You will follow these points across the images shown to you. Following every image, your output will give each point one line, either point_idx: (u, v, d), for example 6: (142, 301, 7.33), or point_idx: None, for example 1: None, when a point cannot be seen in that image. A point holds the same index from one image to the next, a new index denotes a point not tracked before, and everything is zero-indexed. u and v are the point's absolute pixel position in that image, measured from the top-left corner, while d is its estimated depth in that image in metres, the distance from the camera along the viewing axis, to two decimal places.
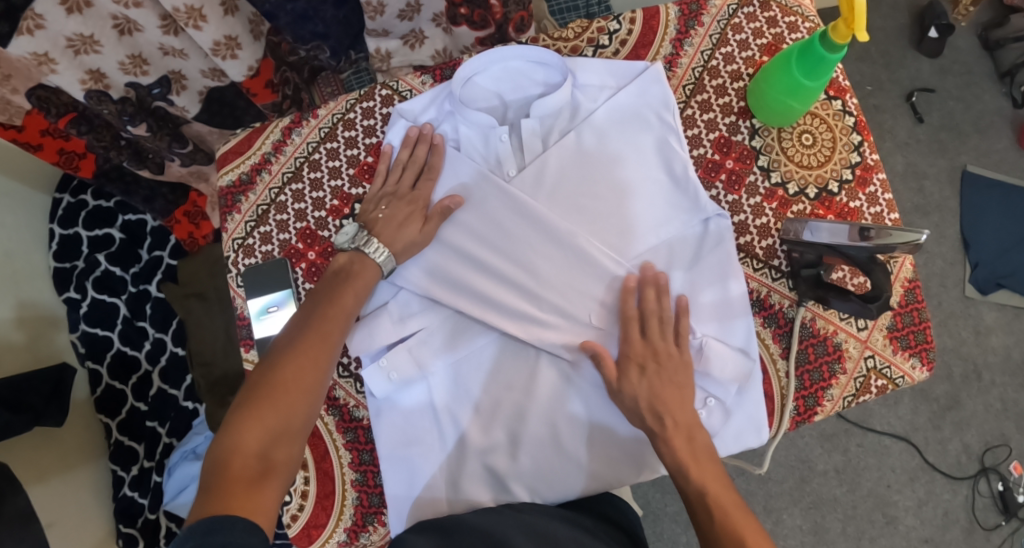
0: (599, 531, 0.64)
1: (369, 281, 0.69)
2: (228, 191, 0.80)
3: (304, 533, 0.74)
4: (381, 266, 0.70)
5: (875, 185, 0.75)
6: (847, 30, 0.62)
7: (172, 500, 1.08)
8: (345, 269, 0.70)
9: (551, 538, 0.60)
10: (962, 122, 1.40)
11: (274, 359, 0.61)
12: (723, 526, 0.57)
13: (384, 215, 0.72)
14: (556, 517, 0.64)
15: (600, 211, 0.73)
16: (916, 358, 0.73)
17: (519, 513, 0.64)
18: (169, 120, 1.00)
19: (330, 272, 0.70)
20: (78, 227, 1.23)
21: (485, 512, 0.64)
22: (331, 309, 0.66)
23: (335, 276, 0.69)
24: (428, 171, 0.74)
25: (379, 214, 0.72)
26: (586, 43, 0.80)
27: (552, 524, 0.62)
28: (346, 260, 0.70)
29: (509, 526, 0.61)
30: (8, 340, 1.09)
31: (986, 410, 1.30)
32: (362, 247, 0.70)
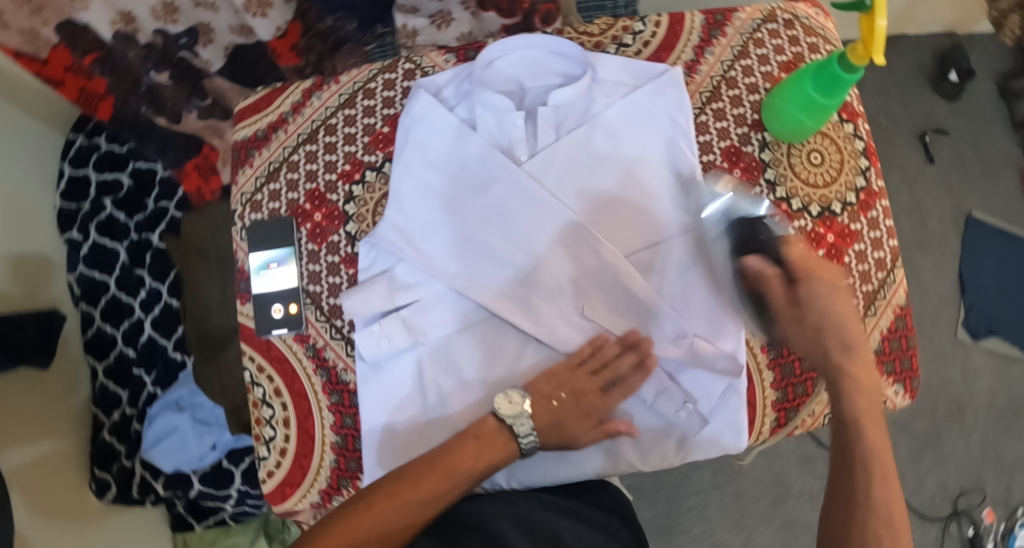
0: (596, 520, 0.68)
1: (494, 452, 0.68)
2: (242, 145, 0.81)
3: (279, 489, 0.76)
4: (523, 448, 0.69)
5: (877, 210, 0.76)
6: (864, 52, 0.63)
7: (148, 449, 1.14)
8: (485, 435, 0.68)
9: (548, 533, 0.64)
10: (971, 165, 1.41)
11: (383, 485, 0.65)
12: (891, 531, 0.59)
13: (560, 403, 0.70)
14: (546, 508, 0.68)
15: (615, 212, 0.74)
16: (900, 385, 0.76)
17: (512, 505, 0.68)
18: (192, 73, 1.06)
19: (470, 426, 0.69)
20: (89, 169, 1.23)
21: (481, 502, 0.69)
22: (444, 460, 0.66)
23: (471, 430, 0.68)
24: (623, 386, 0.70)
25: (556, 403, 0.70)
26: (610, 40, 0.80)
27: (548, 518, 0.67)
28: (493, 426, 0.68)
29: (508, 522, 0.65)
30: (8, 293, 1.08)
31: (965, 452, 1.32)
32: (517, 428, 0.68)
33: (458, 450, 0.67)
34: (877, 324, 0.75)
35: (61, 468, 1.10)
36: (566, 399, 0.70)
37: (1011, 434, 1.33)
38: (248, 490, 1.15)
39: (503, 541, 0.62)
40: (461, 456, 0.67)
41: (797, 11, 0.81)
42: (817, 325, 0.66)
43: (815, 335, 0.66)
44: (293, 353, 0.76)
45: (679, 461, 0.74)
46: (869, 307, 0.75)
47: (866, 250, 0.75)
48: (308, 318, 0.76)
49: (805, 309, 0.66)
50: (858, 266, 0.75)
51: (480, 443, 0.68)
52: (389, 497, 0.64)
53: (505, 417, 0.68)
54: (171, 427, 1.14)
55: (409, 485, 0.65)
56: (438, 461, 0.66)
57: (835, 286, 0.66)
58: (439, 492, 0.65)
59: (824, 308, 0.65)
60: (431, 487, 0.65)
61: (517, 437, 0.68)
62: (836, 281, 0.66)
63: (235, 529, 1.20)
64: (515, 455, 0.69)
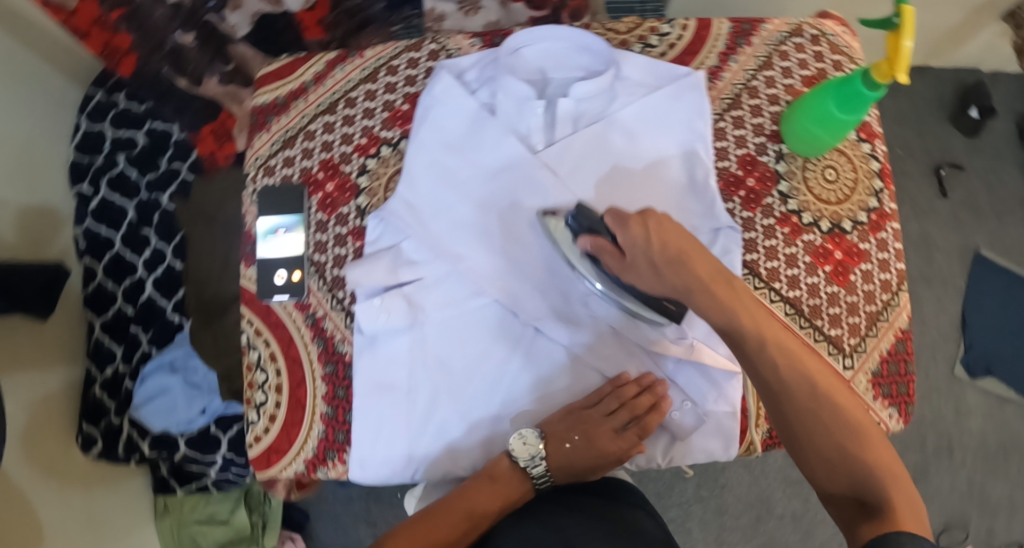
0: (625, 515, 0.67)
1: (511, 491, 0.71)
2: (261, 110, 0.81)
3: (264, 456, 0.75)
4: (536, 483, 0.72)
5: (887, 232, 0.76)
6: (888, 70, 0.63)
7: (141, 405, 1.14)
8: (499, 475, 0.70)
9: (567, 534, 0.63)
10: (982, 203, 1.41)
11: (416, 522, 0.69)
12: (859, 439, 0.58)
13: (573, 445, 0.72)
14: (566, 510, 0.68)
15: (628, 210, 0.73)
16: (895, 408, 0.75)
17: (536, 517, 0.67)
18: (217, 37, 1.06)
19: (486, 465, 0.72)
20: (105, 124, 1.24)
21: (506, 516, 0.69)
22: (462, 500, 0.70)
23: (486, 470, 0.71)
24: (641, 431, 0.72)
25: (568, 444, 0.72)
26: (636, 39, 0.80)
27: (569, 521, 0.66)
28: (506, 467, 0.71)
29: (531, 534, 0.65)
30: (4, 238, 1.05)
31: (951, 489, 1.32)
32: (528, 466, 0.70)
33: (478, 491, 0.70)
34: (877, 345, 0.75)
35: (52, 416, 1.09)
36: (581, 441, 0.72)
37: (999, 474, 1.34)
38: (232, 460, 1.15)
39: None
40: (479, 497, 0.70)
41: (824, 27, 0.81)
42: (645, 263, 0.62)
43: (650, 271, 0.62)
44: (292, 319, 0.76)
45: (666, 462, 0.76)
46: (870, 327, 0.75)
47: (872, 270, 0.75)
48: (311, 287, 0.76)
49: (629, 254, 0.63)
50: (863, 286, 0.75)
51: (494, 483, 0.70)
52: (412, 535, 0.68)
53: (528, 459, 0.70)
54: (162, 387, 1.13)
55: (430, 528, 0.68)
56: (459, 501, 0.70)
57: (647, 224, 0.62)
58: (457, 533, 0.68)
59: (637, 249, 0.62)
60: (450, 529, 0.68)
61: (532, 477, 0.72)
62: (651, 218, 0.62)
63: (216, 497, 1.24)
64: (531, 492, 0.72)
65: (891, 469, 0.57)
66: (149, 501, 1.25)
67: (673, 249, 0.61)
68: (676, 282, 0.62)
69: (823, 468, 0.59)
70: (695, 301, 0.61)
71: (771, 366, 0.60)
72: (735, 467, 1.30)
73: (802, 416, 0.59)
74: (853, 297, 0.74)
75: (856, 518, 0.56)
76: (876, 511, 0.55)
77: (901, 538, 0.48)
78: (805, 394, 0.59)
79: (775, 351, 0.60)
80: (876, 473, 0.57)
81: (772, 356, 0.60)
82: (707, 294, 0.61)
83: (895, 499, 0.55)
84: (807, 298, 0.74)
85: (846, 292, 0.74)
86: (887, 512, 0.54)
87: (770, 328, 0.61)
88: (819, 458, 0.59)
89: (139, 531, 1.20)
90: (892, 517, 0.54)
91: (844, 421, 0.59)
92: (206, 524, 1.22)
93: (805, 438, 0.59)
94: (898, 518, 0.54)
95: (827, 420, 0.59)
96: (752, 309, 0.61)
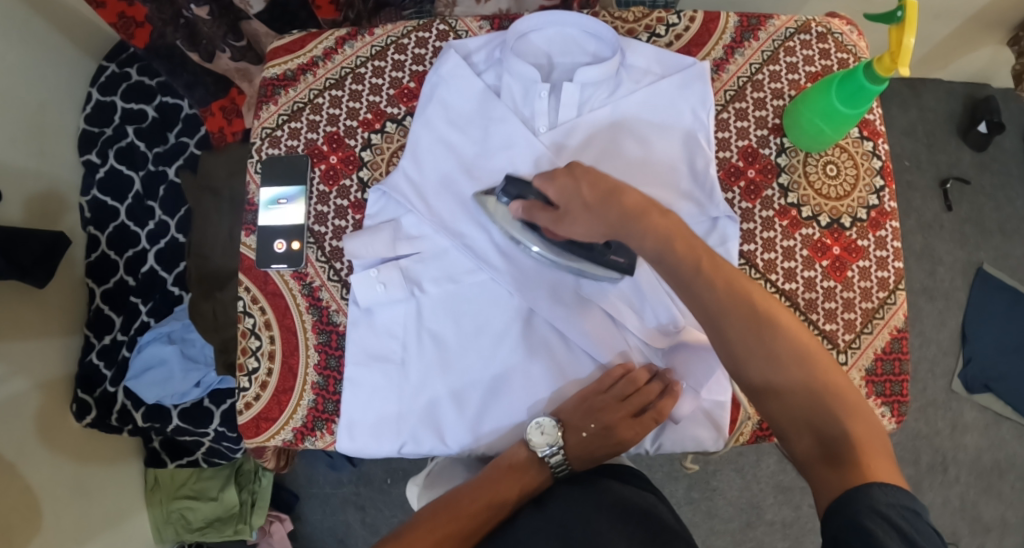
0: (644, 500, 0.64)
1: (530, 482, 0.67)
2: (269, 83, 0.81)
3: (253, 423, 0.75)
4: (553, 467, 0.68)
5: (886, 230, 0.77)
6: (891, 64, 0.63)
7: (134, 377, 1.12)
8: (517, 465, 0.68)
9: (584, 520, 0.60)
10: (988, 219, 1.41)
11: (431, 510, 0.66)
12: (821, 380, 0.55)
13: (590, 435, 0.68)
14: (581, 494, 0.65)
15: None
16: (887, 407, 0.75)
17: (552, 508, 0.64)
18: (232, 12, 1.01)
19: (503, 457, 0.69)
20: (116, 96, 1.26)
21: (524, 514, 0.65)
22: (483, 490, 0.66)
23: (505, 461, 0.69)
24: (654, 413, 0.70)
25: (586, 434, 0.68)
26: (643, 29, 0.81)
27: (586, 505, 0.62)
28: (524, 457, 0.69)
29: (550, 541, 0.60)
30: (9, 215, 1.05)
31: (943, 504, 1.32)
32: (545, 456, 0.68)
33: (496, 484, 0.67)
34: (872, 343, 0.76)
35: (47, 381, 1.10)
36: (598, 429, 0.69)
37: (992, 492, 1.33)
38: (225, 433, 1.15)
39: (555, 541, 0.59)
40: (498, 488, 0.66)
41: (831, 25, 0.81)
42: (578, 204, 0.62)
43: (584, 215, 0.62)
44: (288, 289, 0.77)
45: (654, 448, 0.75)
46: (866, 324, 0.76)
47: (870, 266, 0.76)
48: (309, 257, 0.77)
49: (563, 205, 0.64)
50: (860, 282, 0.76)
51: (512, 473, 0.68)
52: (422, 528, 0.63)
53: (548, 448, 0.68)
54: (159, 358, 1.11)
55: (449, 520, 0.64)
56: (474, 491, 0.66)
57: (575, 174, 0.62)
58: (476, 523, 0.64)
59: (569, 197, 0.63)
60: (468, 519, 0.64)
61: (550, 465, 0.68)
62: (579, 167, 0.63)
63: (207, 474, 1.26)
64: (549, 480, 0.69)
65: (854, 404, 0.54)
66: (139, 474, 1.25)
67: (602, 189, 0.61)
68: (612, 216, 0.61)
69: (782, 412, 0.55)
70: (630, 235, 0.61)
71: (717, 309, 0.57)
72: (727, 470, 1.30)
73: (754, 359, 0.56)
74: (849, 293, 0.76)
75: (816, 463, 0.52)
76: (839, 454, 0.51)
77: (873, 493, 0.48)
78: (758, 334, 0.56)
79: (722, 291, 0.58)
80: (836, 409, 0.53)
81: (717, 295, 0.57)
82: (642, 226, 0.60)
83: (858, 436, 0.52)
84: (803, 292, 0.75)
85: (842, 288, 0.76)
86: (849, 455, 0.51)
87: (717, 267, 0.59)
88: (778, 404, 0.56)
89: (128, 503, 1.20)
90: (853, 455, 0.51)
91: (801, 361, 0.55)
92: (195, 500, 1.24)
93: (761, 382, 0.56)
94: (865, 464, 0.50)
95: (784, 363, 0.55)
96: (693, 248, 0.59)
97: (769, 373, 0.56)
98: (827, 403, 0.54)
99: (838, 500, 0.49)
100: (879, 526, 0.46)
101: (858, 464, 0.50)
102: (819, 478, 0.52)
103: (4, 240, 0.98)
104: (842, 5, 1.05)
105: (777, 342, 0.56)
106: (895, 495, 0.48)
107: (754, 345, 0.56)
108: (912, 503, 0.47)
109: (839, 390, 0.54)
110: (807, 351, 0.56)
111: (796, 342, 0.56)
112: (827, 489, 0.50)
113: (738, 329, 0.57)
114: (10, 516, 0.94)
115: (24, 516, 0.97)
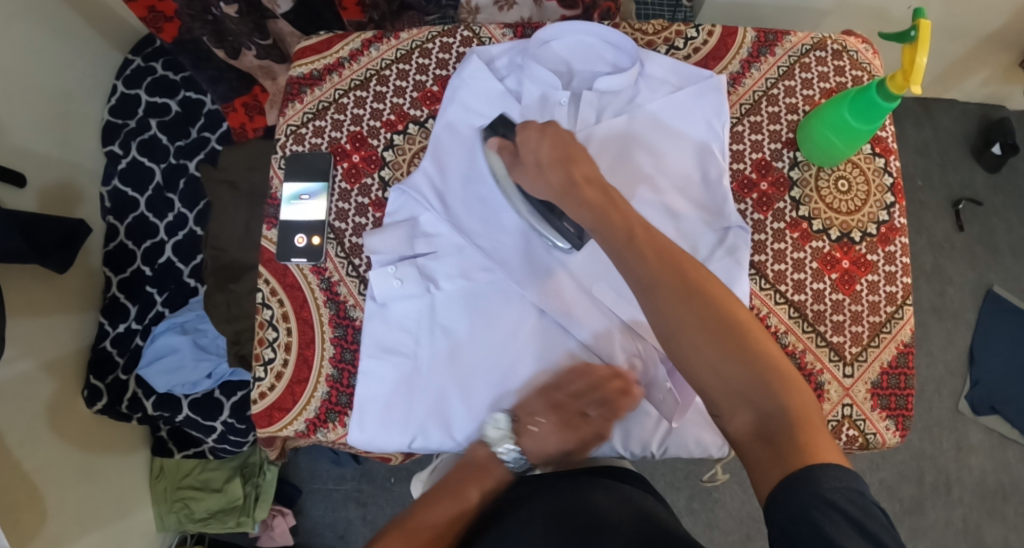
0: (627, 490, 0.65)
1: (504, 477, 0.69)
2: (295, 81, 0.83)
3: (266, 413, 0.76)
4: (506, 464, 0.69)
5: (896, 245, 0.81)
6: (903, 82, 0.66)
7: (146, 366, 1.14)
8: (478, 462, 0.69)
9: (572, 514, 0.60)
10: (1000, 241, 1.42)
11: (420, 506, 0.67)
12: (757, 351, 0.56)
13: (539, 429, 0.68)
14: (567, 486, 0.65)
15: (649, 203, 0.75)
16: (892, 421, 0.80)
17: (541, 498, 0.64)
18: (259, 10, 1.03)
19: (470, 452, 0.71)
20: (140, 90, 1.28)
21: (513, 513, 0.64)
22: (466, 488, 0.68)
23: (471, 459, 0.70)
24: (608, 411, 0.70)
25: (533, 427, 0.69)
26: (662, 41, 0.83)
27: (575, 497, 0.62)
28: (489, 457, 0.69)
29: (546, 526, 0.60)
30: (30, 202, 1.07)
31: (946, 525, 1.32)
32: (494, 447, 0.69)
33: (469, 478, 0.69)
34: (878, 356, 0.80)
35: (59, 367, 1.11)
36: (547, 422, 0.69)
37: (995, 515, 1.32)
38: (233, 426, 1.16)
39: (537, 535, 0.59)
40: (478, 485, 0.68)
41: (847, 42, 0.84)
42: (533, 160, 0.68)
43: (535, 168, 0.68)
44: (307, 282, 0.78)
45: (660, 453, 0.76)
46: (872, 338, 0.80)
47: (878, 281, 0.80)
48: (328, 252, 0.78)
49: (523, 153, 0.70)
50: (868, 296, 0.80)
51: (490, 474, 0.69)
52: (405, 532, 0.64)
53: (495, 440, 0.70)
54: (172, 348, 1.13)
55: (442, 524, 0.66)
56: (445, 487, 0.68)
57: (543, 130, 0.69)
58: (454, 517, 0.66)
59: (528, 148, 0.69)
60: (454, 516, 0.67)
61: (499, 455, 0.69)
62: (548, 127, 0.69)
63: (212, 465, 1.27)
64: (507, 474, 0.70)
65: (790, 376, 0.55)
66: (145, 463, 1.27)
67: (560, 151, 0.67)
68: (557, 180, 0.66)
69: (718, 387, 0.56)
70: (568, 205, 0.66)
71: (646, 275, 0.60)
72: (729, 482, 1.30)
73: (686, 331, 0.57)
74: (857, 307, 0.80)
75: (750, 440, 0.54)
76: (776, 432, 0.53)
77: (827, 474, 0.49)
78: (691, 305, 0.57)
79: (657, 265, 0.60)
80: (774, 383, 0.55)
81: (649, 267, 0.60)
82: (576, 196, 0.65)
83: (793, 410, 0.53)
84: (811, 303, 0.79)
85: (850, 301, 0.79)
86: (785, 433, 0.52)
87: (652, 241, 0.62)
88: (712, 375, 0.56)
89: (132, 493, 1.21)
90: (790, 429, 0.53)
91: (733, 333, 0.56)
92: (199, 490, 1.25)
93: (694, 357, 0.57)
94: (805, 444, 0.51)
95: (719, 340, 0.56)
96: (630, 217, 0.64)
97: (705, 348, 0.56)
98: (764, 378, 0.55)
99: (788, 483, 0.50)
100: (828, 517, 0.47)
101: (797, 443, 0.52)
102: (755, 457, 0.53)
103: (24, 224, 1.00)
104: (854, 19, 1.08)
105: (712, 313, 0.57)
106: (843, 477, 0.49)
107: (684, 318, 0.57)
108: (857, 483, 0.49)
109: (772, 359, 0.56)
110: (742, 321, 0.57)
111: (730, 313, 0.57)
112: (769, 470, 0.52)
113: (672, 302, 0.58)
114: (14, 496, 0.95)
115: (25, 498, 0.97)
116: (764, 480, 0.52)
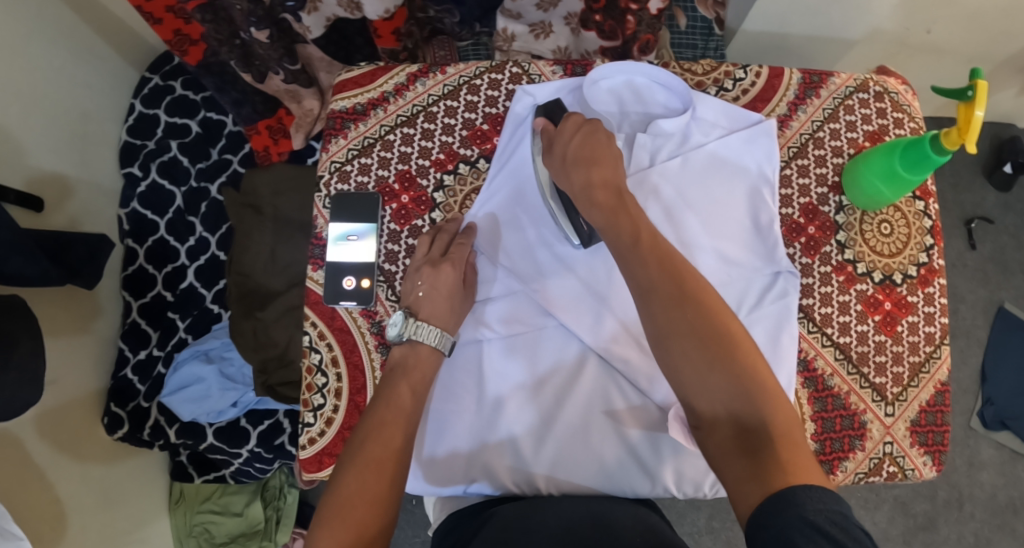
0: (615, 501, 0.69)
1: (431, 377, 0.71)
2: (338, 116, 0.81)
3: (316, 459, 0.75)
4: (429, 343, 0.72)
5: (934, 286, 0.82)
6: (958, 138, 0.66)
7: (170, 394, 1.12)
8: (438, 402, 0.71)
9: (583, 521, 0.63)
10: (1010, 259, 1.44)
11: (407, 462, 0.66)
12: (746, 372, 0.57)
13: (425, 295, 0.74)
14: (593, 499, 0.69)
15: (706, 249, 0.75)
16: (929, 456, 0.80)
17: (560, 502, 0.67)
18: (289, 35, 0.99)
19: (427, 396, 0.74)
20: (159, 110, 1.26)
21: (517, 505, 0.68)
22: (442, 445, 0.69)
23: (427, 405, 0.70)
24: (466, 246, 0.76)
25: (420, 294, 0.74)
26: (711, 82, 0.83)
27: (583, 506, 0.66)
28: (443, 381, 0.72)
29: (554, 524, 0.62)
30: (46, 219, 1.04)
31: (958, 540, 1.35)
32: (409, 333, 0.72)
33: (403, 440, 0.65)
34: (917, 395, 0.80)
35: (80, 389, 1.07)
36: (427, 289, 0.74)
37: (1006, 530, 1.35)
38: (259, 454, 1.15)
39: (541, 524, 0.63)
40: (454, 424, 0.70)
41: (887, 84, 0.84)
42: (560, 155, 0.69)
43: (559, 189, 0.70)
44: (357, 326, 0.78)
45: (712, 493, 0.76)
46: (912, 378, 0.80)
47: (918, 322, 0.81)
48: (379, 295, 0.78)
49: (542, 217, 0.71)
50: (908, 336, 0.81)
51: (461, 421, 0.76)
52: (352, 478, 0.61)
53: (400, 337, 0.73)
54: (197, 376, 1.12)
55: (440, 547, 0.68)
56: (382, 442, 0.64)
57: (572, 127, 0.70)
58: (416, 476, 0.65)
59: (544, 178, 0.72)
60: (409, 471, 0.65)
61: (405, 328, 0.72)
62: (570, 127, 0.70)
63: (232, 488, 1.24)
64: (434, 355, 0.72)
65: (777, 399, 0.56)
66: (164, 488, 1.24)
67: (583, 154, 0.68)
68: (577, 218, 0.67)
69: (701, 394, 0.57)
70: None
71: (645, 269, 0.61)
72: None
73: (676, 331, 0.58)
74: (898, 347, 0.80)
75: (734, 453, 0.55)
76: (758, 446, 0.54)
77: (807, 498, 0.49)
78: (683, 309, 0.59)
79: (657, 271, 0.61)
80: (762, 404, 0.56)
81: (647, 264, 0.62)
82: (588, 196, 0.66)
83: (779, 434, 0.55)
84: (856, 345, 0.80)
85: (892, 342, 0.80)
86: (769, 451, 0.54)
87: (657, 245, 0.63)
88: (700, 369, 0.57)
89: (154, 519, 1.19)
90: (772, 450, 0.54)
91: (723, 342, 0.57)
92: (219, 514, 1.22)
93: (683, 365, 0.58)
94: (788, 465, 0.52)
95: (707, 349, 0.57)
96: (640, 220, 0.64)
97: (691, 354, 0.58)
98: (751, 394, 0.56)
99: (766, 501, 0.51)
100: (804, 534, 0.48)
101: (779, 462, 0.53)
102: (737, 472, 0.54)
103: (48, 244, 0.97)
104: (878, 44, 1.09)
105: (702, 322, 0.58)
106: (824, 501, 0.49)
107: (677, 320, 0.59)
108: (838, 504, 0.49)
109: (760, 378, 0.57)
110: (736, 338, 0.58)
111: (725, 326, 0.58)
112: (749, 487, 0.53)
113: (666, 305, 0.59)
114: (40, 526, 0.90)
115: (51, 525, 0.92)
116: (743, 491, 0.53)
